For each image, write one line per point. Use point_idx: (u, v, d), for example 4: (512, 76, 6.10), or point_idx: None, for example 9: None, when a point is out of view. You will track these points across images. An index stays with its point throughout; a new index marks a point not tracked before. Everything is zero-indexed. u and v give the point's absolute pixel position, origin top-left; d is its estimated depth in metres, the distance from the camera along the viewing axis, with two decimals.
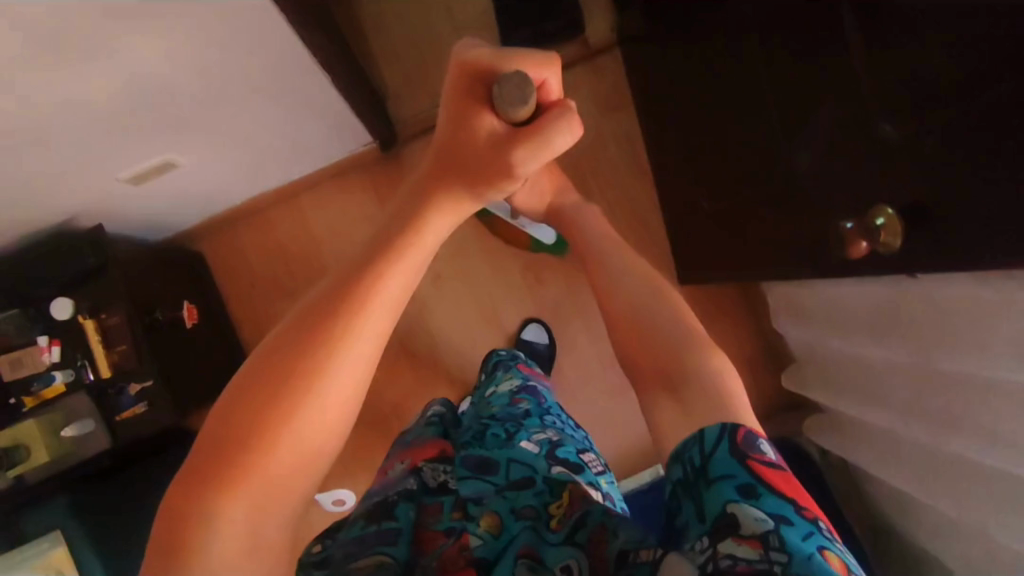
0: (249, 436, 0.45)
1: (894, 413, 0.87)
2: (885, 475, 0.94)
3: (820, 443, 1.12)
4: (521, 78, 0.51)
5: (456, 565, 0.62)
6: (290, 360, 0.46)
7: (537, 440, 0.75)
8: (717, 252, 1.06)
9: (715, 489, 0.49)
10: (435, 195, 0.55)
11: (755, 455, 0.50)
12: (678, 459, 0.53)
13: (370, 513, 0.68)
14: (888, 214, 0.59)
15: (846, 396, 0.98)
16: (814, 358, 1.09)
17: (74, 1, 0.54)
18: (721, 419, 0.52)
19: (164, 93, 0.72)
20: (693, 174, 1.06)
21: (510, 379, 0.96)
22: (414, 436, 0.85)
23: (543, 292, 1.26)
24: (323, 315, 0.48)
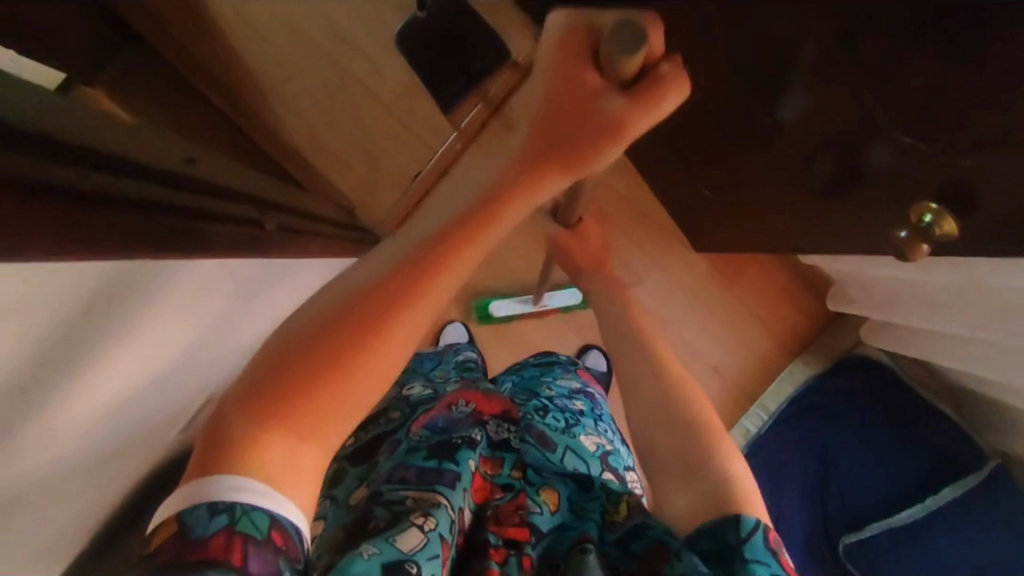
0: (313, 373, 0.43)
1: (957, 320, 0.91)
2: (972, 369, 0.97)
3: (881, 345, 1.17)
4: (632, 25, 0.41)
5: (512, 520, 0.64)
6: (370, 318, 0.44)
7: (590, 442, 0.83)
8: (744, 229, 1.04)
9: (749, 572, 0.51)
10: (529, 173, 0.47)
11: (782, 553, 0.54)
12: (710, 532, 0.54)
13: (434, 448, 0.69)
14: (934, 209, 0.61)
15: (900, 307, 1.02)
16: (854, 280, 1.11)
17: (108, 383, 0.60)
18: (756, 513, 0.55)
19: (191, 371, 0.79)
20: (679, 162, 1.05)
21: (569, 377, 1.01)
22: (477, 384, 0.88)
23: (578, 313, 1.28)
24: (375, 296, 0.45)
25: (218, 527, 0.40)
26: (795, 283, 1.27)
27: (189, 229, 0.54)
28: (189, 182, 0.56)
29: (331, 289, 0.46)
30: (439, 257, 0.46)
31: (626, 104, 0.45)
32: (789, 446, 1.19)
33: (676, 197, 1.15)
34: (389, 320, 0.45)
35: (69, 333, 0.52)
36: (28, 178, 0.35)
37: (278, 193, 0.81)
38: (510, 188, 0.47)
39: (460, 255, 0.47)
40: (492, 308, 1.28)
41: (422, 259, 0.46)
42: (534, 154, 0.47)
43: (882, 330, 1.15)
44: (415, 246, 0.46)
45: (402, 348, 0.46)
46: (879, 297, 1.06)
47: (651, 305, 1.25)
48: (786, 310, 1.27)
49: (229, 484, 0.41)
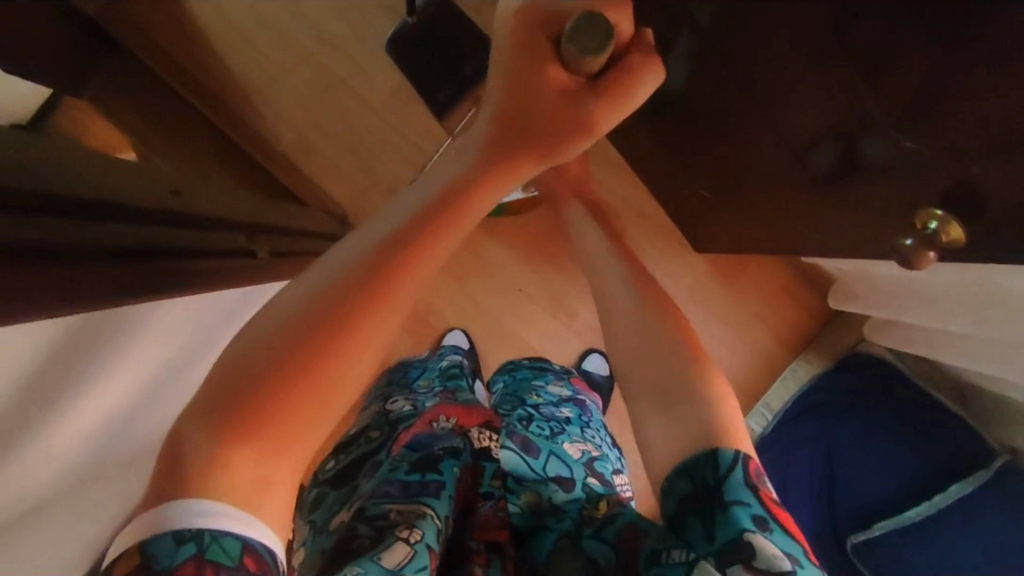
0: (272, 390, 0.41)
1: (963, 318, 0.89)
2: (978, 365, 0.95)
3: (886, 343, 1.15)
4: (592, 19, 0.44)
5: (492, 523, 0.66)
6: (332, 331, 0.42)
7: (575, 448, 0.82)
8: (741, 229, 1.03)
9: (729, 514, 0.47)
10: (503, 161, 0.50)
11: (763, 486, 0.48)
12: (687, 473, 0.49)
13: (416, 462, 0.68)
14: (938, 216, 0.59)
15: (903, 307, 1.01)
16: (858, 277, 1.10)
17: (80, 422, 0.63)
18: (734, 444, 0.49)
19: (174, 400, 0.81)
20: (676, 165, 1.03)
21: (560, 386, 1.01)
22: (455, 397, 0.86)
23: (578, 317, 1.27)
24: (336, 313, 0.43)
25: (184, 557, 0.37)
26: (797, 281, 1.26)
27: (175, 266, 0.54)
28: (181, 217, 0.56)
29: (288, 303, 0.43)
30: (404, 265, 0.45)
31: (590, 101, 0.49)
32: (793, 447, 1.18)
33: (675, 198, 1.14)
34: (348, 335, 0.43)
35: (34, 380, 0.55)
36: (6, 234, 0.35)
37: (266, 211, 0.80)
38: (479, 185, 0.49)
39: (422, 264, 0.45)
40: (492, 314, 1.27)
41: (386, 269, 0.44)
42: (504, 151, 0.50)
43: (885, 328, 1.14)
44: (375, 254, 0.44)
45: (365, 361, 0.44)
46: (883, 295, 1.05)
47: None
48: (789, 309, 1.26)
49: (195, 508, 0.38)
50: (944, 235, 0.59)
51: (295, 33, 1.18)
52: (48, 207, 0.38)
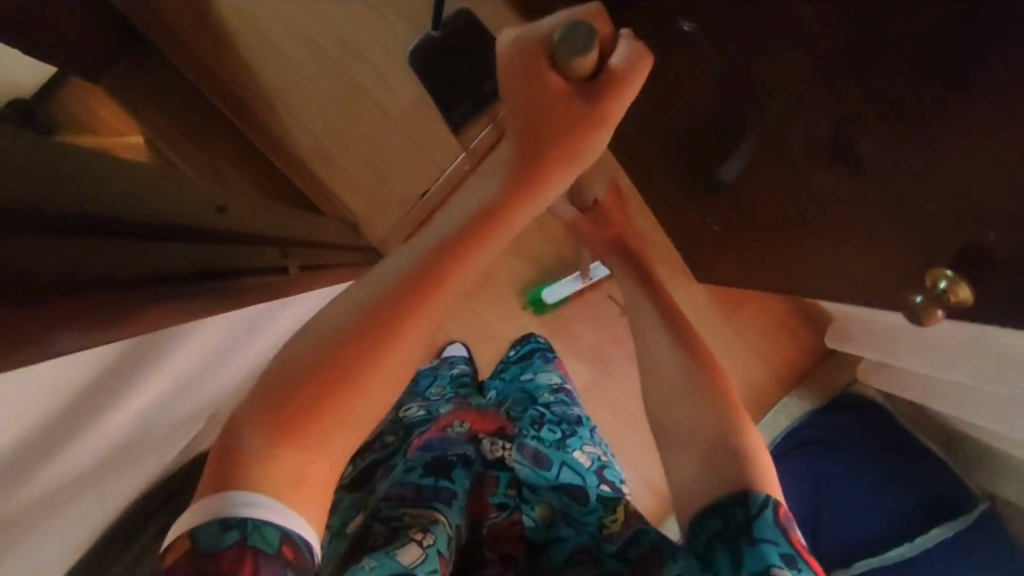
0: (318, 394, 0.41)
1: (958, 371, 0.91)
2: (969, 417, 0.98)
3: (879, 384, 1.18)
4: (582, 26, 0.44)
5: (507, 535, 0.68)
6: (376, 337, 0.42)
7: (586, 454, 0.84)
8: (747, 265, 1.04)
9: (758, 550, 0.48)
10: (542, 175, 0.49)
11: (793, 530, 0.49)
12: (717, 514, 0.50)
13: (430, 465, 0.70)
14: (948, 276, 0.61)
15: (896, 352, 1.04)
16: (856, 319, 1.12)
17: (105, 435, 0.62)
18: (766, 491, 0.51)
19: (187, 408, 0.81)
20: (688, 198, 1.05)
21: (553, 377, 1.04)
22: (469, 403, 0.90)
23: (578, 338, 1.29)
24: (368, 329, 0.42)
25: (229, 543, 0.39)
26: (796, 318, 1.28)
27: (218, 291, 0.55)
28: (214, 237, 0.57)
29: (336, 304, 0.44)
30: (437, 279, 0.44)
31: (600, 104, 0.47)
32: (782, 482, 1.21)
33: (683, 229, 1.16)
34: (381, 349, 0.42)
35: (72, 399, 0.55)
36: (53, 256, 0.35)
37: (280, 217, 0.80)
38: (509, 205, 0.48)
39: (455, 280, 0.45)
40: (494, 329, 1.29)
41: (419, 283, 0.44)
42: (530, 170, 0.49)
43: (879, 370, 1.16)
44: (410, 270, 0.44)
45: (398, 371, 0.44)
46: (880, 340, 1.07)
47: None
48: (786, 344, 1.29)
49: (239, 497, 0.40)
50: (952, 295, 0.61)
51: (319, 40, 1.18)
52: (93, 232, 0.39)
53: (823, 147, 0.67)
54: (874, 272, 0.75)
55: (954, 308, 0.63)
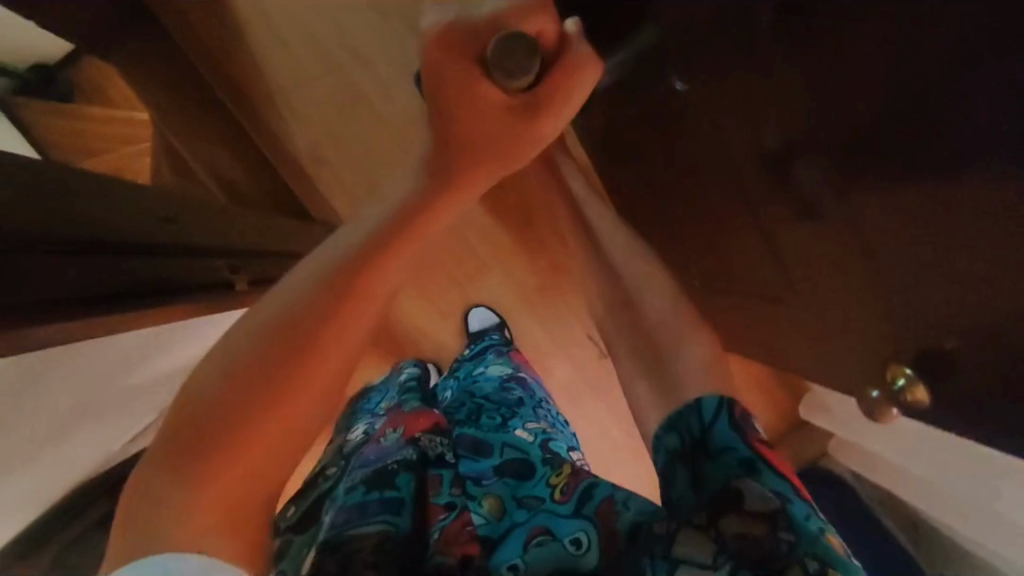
0: (244, 403, 0.41)
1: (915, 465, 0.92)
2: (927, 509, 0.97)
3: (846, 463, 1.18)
4: (522, 42, 0.49)
5: (462, 536, 0.62)
6: (303, 338, 0.43)
7: (529, 430, 0.84)
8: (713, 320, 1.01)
9: (717, 462, 0.51)
10: (476, 175, 0.52)
11: (750, 432, 0.52)
12: (675, 426, 0.54)
13: (369, 481, 0.66)
14: (907, 373, 0.60)
15: (862, 432, 1.05)
16: (825, 401, 1.14)
17: None
18: (716, 391, 0.54)
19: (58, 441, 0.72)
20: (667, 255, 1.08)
21: (501, 365, 1.03)
22: (403, 407, 0.84)
23: (552, 373, 1.30)
24: (312, 311, 0.43)
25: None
26: (769, 382, 1.29)
27: (160, 301, 0.70)
28: (138, 252, 0.68)
29: (251, 319, 0.43)
30: (376, 257, 0.46)
31: (540, 112, 0.53)
32: None
33: None
34: (324, 334, 0.43)
35: None
36: None
37: (218, 234, 0.89)
38: (448, 184, 0.51)
39: (395, 261, 0.47)
40: None
41: (365, 261, 0.45)
42: (453, 169, 0.51)
43: (847, 447, 1.17)
44: (355, 255, 0.45)
45: (340, 356, 0.44)
46: (847, 425, 1.09)
47: None
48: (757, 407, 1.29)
49: (167, 560, 0.38)
50: (909, 394, 0.60)
51: (329, 44, 1.22)
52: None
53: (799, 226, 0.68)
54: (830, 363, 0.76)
55: (915, 410, 0.63)
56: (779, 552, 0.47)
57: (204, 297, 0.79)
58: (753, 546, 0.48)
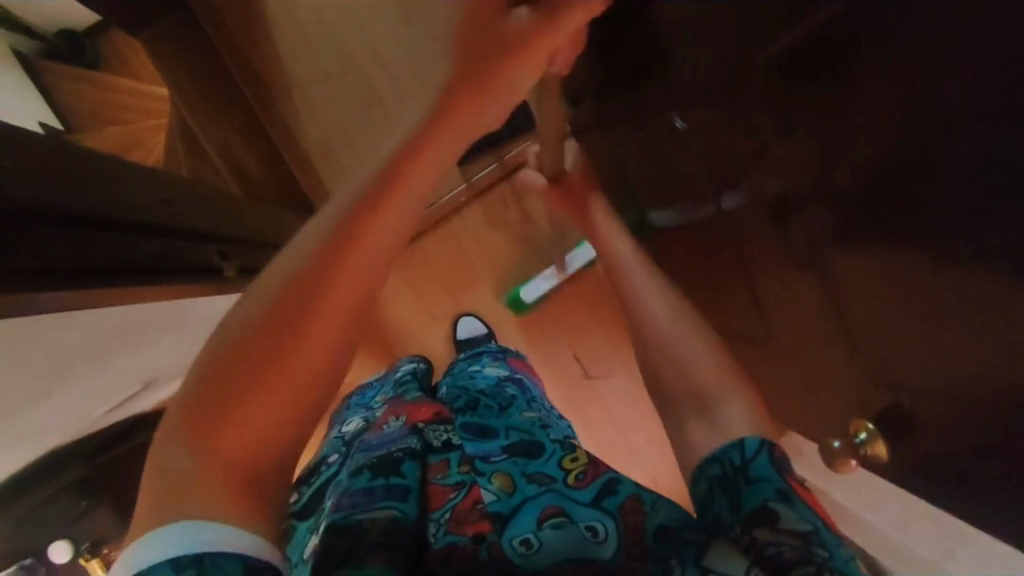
0: (264, 350, 0.46)
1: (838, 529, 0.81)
2: None
3: None
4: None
5: (471, 516, 0.64)
6: (308, 289, 0.47)
7: (528, 418, 0.83)
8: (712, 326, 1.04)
9: (756, 488, 0.52)
10: (459, 111, 0.50)
11: (788, 472, 0.54)
12: (717, 461, 0.56)
13: (374, 466, 0.66)
14: (869, 429, 0.70)
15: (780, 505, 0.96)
16: None
17: None
18: (759, 436, 0.56)
19: (33, 403, 0.71)
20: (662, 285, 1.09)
21: (497, 366, 1.01)
22: (403, 399, 0.85)
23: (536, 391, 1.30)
24: (328, 247, 0.47)
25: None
26: None
27: (144, 284, 0.72)
28: (145, 232, 0.74)
29: (269, 285, 0.48)
30: (376, 207, 0.48)
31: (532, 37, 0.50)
32: None
33: None
34: (340, 264, 0.47)
35: None
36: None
37: (223, 218, 0.93)
38: (432, 130, 0.49)
39: (397, 202, 0.49)
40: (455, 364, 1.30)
41: (364, 217, 0.48)
42: (437, 122, 0.49)
43: None
44: (347, 216, 0.48)
45: (357, 289, 0.49)
46: None
47: (611, 404, 1.27)
48: None
49: (198, 527, 0.42)
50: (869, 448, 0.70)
51: (351, 49, 1.26)
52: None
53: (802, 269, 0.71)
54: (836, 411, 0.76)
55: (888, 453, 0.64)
56: (810, 563, 0.48)
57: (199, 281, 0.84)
58: (787, 556, 0.48)
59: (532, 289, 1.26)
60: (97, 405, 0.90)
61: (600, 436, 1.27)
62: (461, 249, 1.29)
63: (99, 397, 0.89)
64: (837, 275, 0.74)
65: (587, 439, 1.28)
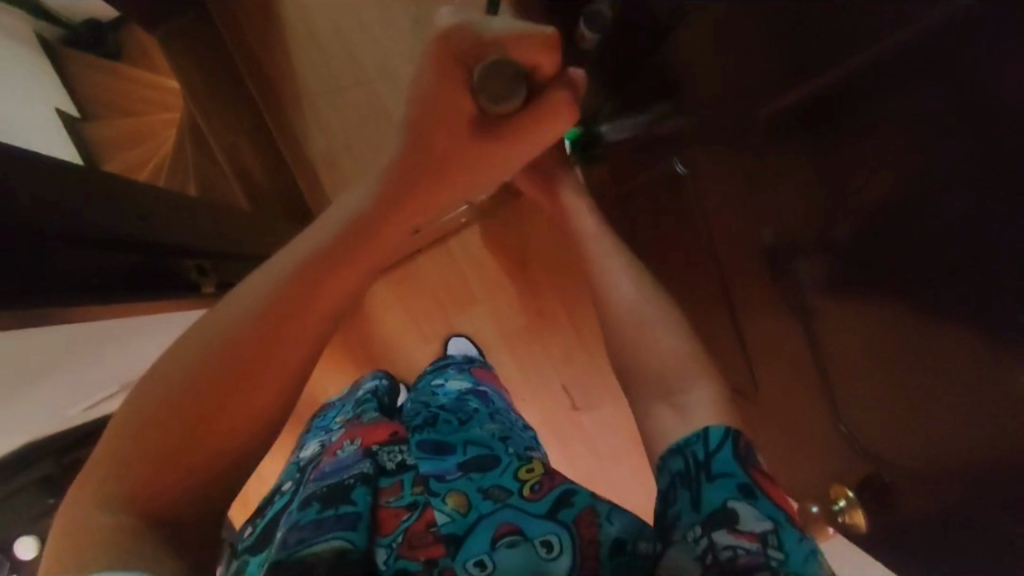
0: (219, 390, 0.46)
1: None
2: None
3: None
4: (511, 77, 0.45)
5: (423, 540, 0.58)
6: (270, 334, 0.46)
7: (489, 429, 0.79)
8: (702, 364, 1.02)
9: (716, 484, 0.50)
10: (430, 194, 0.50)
11: (754, 464, 0.51)
12: (680, 450, 0.53)
13: (324, 498, 0.61)
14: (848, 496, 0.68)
15: None
16: None
17: None
18: (726, 422, 0.54)
19: (15, 401, 0.72)
20: None
21: (461, 380, 0.97)
22: (361, 420, 0.81)
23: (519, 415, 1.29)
24: (293, 289, 0.46)
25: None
26: None
27: (127, 300, 0.74)
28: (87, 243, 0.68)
29: (225, 318, 0.46)
30: (343, 260, 0.47)
31: (511, 134, 0.49)
32: None
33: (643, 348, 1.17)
34: (306, 304, 0.47)
35: None
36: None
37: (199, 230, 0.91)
38: (419, 174, 0.48)
39: (387, 230, 0.49)
40: None
41: (347, 250, 0.48)
42: (426, 171, 0.48)
43: None
44: (316, 258, 0.47)
45: (332, 311, 0.49)
46: None
47: (594, 437, 1.26)
48: None
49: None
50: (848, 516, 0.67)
51: (362, 62, 1.25)
52: None
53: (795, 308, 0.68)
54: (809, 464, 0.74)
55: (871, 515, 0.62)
56: (765, 565, 0.45)
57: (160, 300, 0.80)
58: (744, 560, 0.45)
59: None
60: (76, 403, 0.91)
61: (581, 464, 1.26)
62: (455, 268, 1.29)
63: (80, 395, 0.91)
64: (821, 327, 0.67)
65: (568, 467, 1.27)
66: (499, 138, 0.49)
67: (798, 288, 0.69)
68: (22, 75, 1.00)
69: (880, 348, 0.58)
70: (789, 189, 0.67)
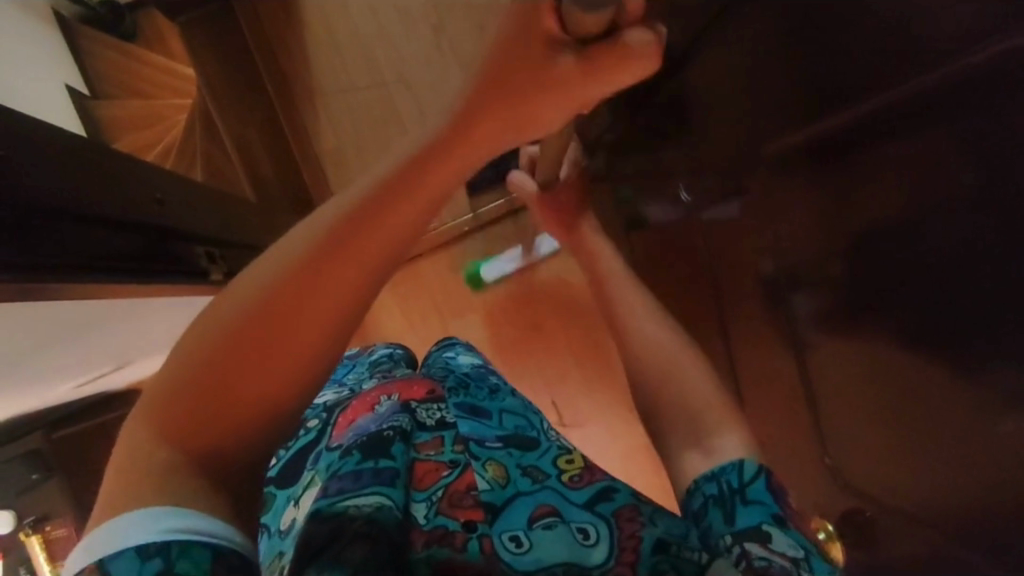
0: (241, 361, 0.40)
1: None
2: None
3: None
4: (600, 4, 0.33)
5: (463, 502, 0.60)
6: (310, 301, 0.40)
7: (520, 401, 0.79)
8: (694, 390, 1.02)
9: (750, 509, 0.52)
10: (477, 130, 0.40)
11: (782, 497, 0.54)
12: (713, 477, 0.56)
13: (364, 448, 0.63)
14: (828, 528, 0.66)
15: None
16: None
17: None
18: (759, 461, 0.56)
19: (12, 371, 0.72)
20: None
21: (472, 355, 0.93)
22: (394, 376, 0.82)
23: None
24: (329, 248, 0.40)
25: (150, 574, 0.37)
26: None
27: (120, 282, 0.72)
28: (107, 217, 0.70)
29: (256, 271, 0.41)
30: (384, 213, 0.40)
31: (588, 81, 0.38)
32: None
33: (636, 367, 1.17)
34: (340, 266, 0.40)
35: None
36: None
37: (206, 215, 0.92)
38: (474, 129, 0.40)
39: (431, 186, 0.41)
40: None
41: (392, 202, 0.40)
42: (483, 110, 0.39)
43: None
44: (357, 214, 0.40)
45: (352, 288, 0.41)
46: None
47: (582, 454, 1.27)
48: None
49: (170, 513, 0.39)
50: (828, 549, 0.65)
51: (381, 64, 1.27)
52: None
53: (799, 336, 0.70)
54: (806, 495, 0.75)
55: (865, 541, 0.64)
56: None
57: (163, 281, 0.80)
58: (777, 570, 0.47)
59: (495, 263, 1.25)
60: (65, 379, 0.90)
61: None
62: (454, 273, 1.30)
63: (72, 373, 0.90)
64: (813, 358, 0.68)
65: None
66: (565, 86, 0.38)
67: (793, 317, 0.71)
68: (35, 46, 1.01)
69: (867, 384, 0.60)
70: (790, 225, 0.69)
